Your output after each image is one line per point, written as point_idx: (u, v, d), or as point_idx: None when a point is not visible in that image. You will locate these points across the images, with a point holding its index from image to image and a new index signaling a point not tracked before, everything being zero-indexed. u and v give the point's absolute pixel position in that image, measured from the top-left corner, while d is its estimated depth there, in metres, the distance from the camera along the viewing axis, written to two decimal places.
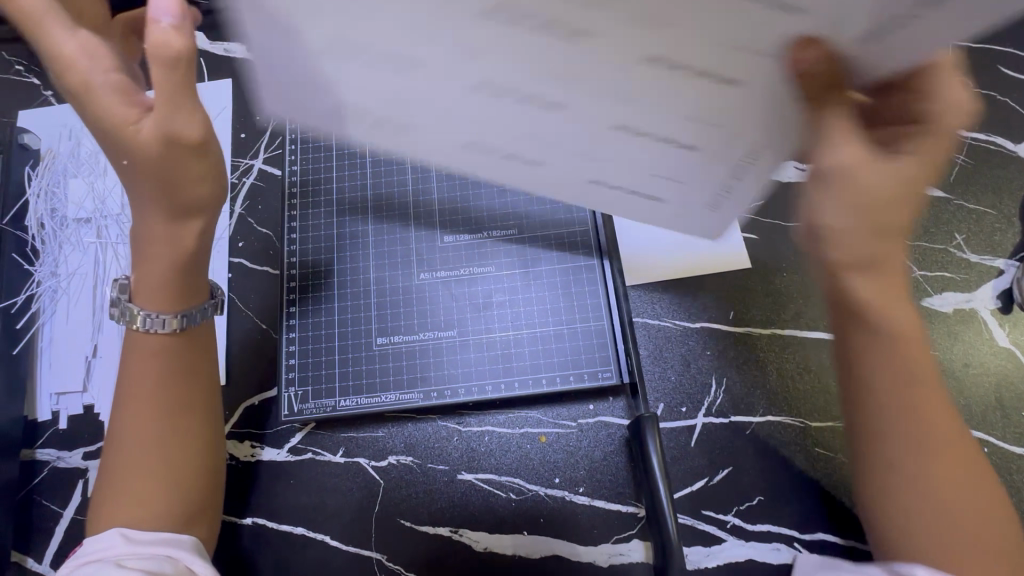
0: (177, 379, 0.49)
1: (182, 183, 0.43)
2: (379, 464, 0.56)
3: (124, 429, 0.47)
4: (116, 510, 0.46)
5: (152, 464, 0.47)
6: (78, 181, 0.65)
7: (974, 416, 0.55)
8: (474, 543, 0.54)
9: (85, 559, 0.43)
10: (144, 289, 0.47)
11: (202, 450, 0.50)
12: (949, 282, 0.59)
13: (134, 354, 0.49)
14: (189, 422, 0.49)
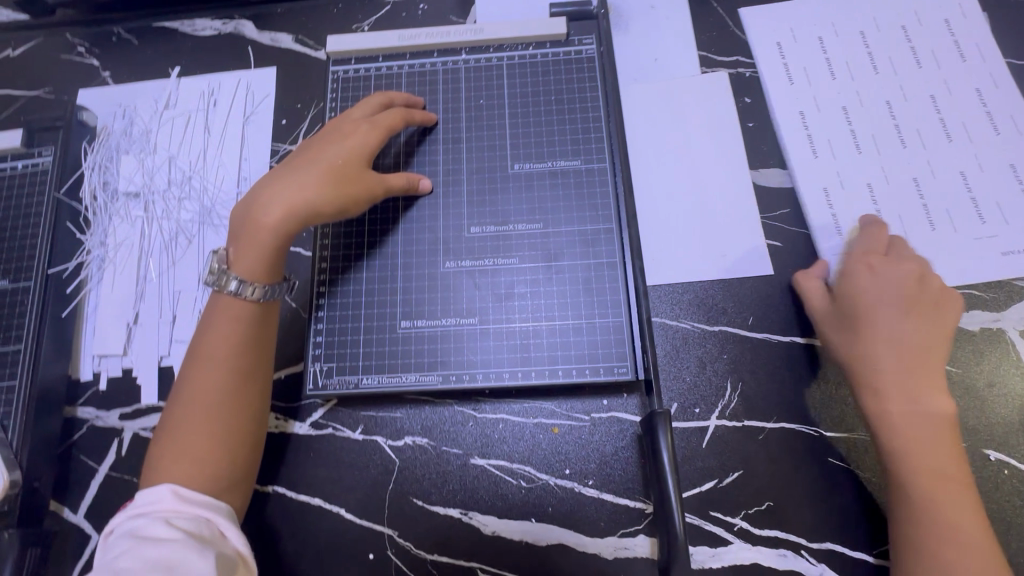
0: (240, 356, 0.52)
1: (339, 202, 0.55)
2: (396, 443, 0.58)
3: (189, 394, 0.51)
4: (166, 468, 0.48)
5: (207, 429, 0.50)
6: (129, 157, 0.68)
7: (996, 437, 0.54)
8: (483, 527, 0.56)
9: (139, 516, 0.46)
10: (242, 247, 0.54)
11: (252, 429, 0.52)
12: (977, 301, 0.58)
13: (210, 327, 0.53)
14: (246, 399, 0.52)
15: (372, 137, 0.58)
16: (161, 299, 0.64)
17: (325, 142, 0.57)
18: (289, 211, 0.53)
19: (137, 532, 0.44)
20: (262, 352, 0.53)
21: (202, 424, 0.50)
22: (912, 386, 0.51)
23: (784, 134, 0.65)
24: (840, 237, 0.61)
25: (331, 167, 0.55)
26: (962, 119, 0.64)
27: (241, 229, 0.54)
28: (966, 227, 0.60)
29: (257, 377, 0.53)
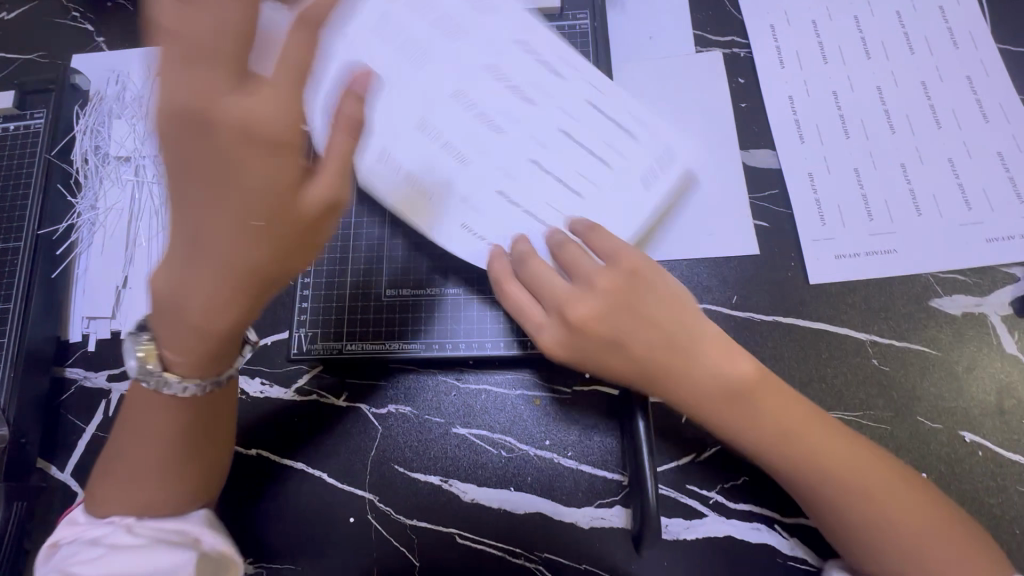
0: (194, 408, 0.46)
1: (289, 261, 0.41)
2: (379, 411, 0.59)
3: (135, 435, 0.46)
4: (115, 499, 0.47)
5: (159, 469, 0.46)
6: (120, 121, 0.68)
7: (972, 419, 0.55)
8: (462, 494, 0.57)
9: (124, 505, 0.47)
10: (165, 333, 0.42)
11: (198, 467, 0.48)
12: (961, 285, 0.59)
13: (148, 387, 0.45)
14: (187, 446, 0.47)
15: (284, 129, 0.37)
16: (151, 264, 0.64)
17: (207, 149, 0.37)
18: (228, 285, 0.40)
19: (123, 525, 0.45)
20: (207, 396, 0.46)
21: (139, 469, 0.46)
22: (665, 352, 0.50)
23: (777, 120, 0.65)
24: (827, 222, 0.61)
25: (247, 200, 0.38)
26: (955, 106, 0.64)
27: (159, 314, 0.42)
28: (953, 212, 0.60)
29: (202, 418, 0.47)
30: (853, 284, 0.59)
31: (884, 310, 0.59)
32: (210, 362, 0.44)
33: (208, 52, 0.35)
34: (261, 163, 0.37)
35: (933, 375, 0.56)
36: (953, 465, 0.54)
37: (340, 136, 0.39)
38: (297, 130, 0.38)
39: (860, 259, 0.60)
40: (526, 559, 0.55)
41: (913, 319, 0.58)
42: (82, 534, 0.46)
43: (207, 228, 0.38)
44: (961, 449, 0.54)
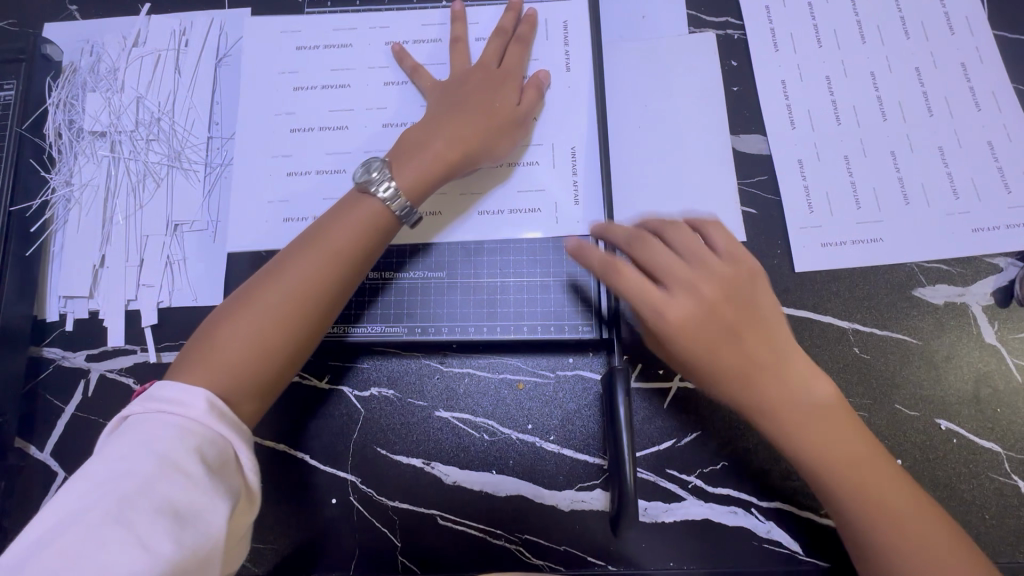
0: (338, 267, 0.51)
1: (492, 147, 0.56)
2: (362, 394, 0.59)
3: (273, 281, 0.50)
4: (226, 341, 0.48)
5: (279, 317, 0.49)
6: (95, 94, 0.66)
7: (948, 408, 0.56)
8: (444, 477, 0.57)
9: (159, 419, 0.43)
10: (404, 162, 0.54)
11: (312, 334, 0.51)
12: (944, 275, 0.59)
13: (327, 228, 0.52)
14: (321, 311, 0.50)
15: (510, 70, 0.58)
16: (129, 242, 0.63)
17: (477, 82, 0.57)
18: (440, 149, 0.54)
19: (153, 443, 0.41)
20: (357, 262, 0.52)
21: (260, 317, 0.48)
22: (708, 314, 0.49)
23: (769, 105, 0.64)
24: (815, 210, 0.61)
25: (462, 110, 0.56)
26: (947, 92, 0.63)
27: (399, 147, 0.55)
28: (940, 202, 0.60)
29: (339, 289, 0.51)
30: (838, 272, 0.59)
31: (866, 298, 0.59)
32: (363, 241, 0.52)
33: (478, 86, 0.57)
34: (498, 97, 0.57)
35: (912, 364, 0.57)
36: (927, 452, 0.55)
37: (511, 64, 0.59)
38: (513, 108, 0.57)
39: (846, 247, 0.59)
40: (507, 540, 0.55)
41: (896, 308, 0.58)
42: (111, 440, 0.43)
43: (456, 114, 0.55)
44: (936, 437, 0.55)
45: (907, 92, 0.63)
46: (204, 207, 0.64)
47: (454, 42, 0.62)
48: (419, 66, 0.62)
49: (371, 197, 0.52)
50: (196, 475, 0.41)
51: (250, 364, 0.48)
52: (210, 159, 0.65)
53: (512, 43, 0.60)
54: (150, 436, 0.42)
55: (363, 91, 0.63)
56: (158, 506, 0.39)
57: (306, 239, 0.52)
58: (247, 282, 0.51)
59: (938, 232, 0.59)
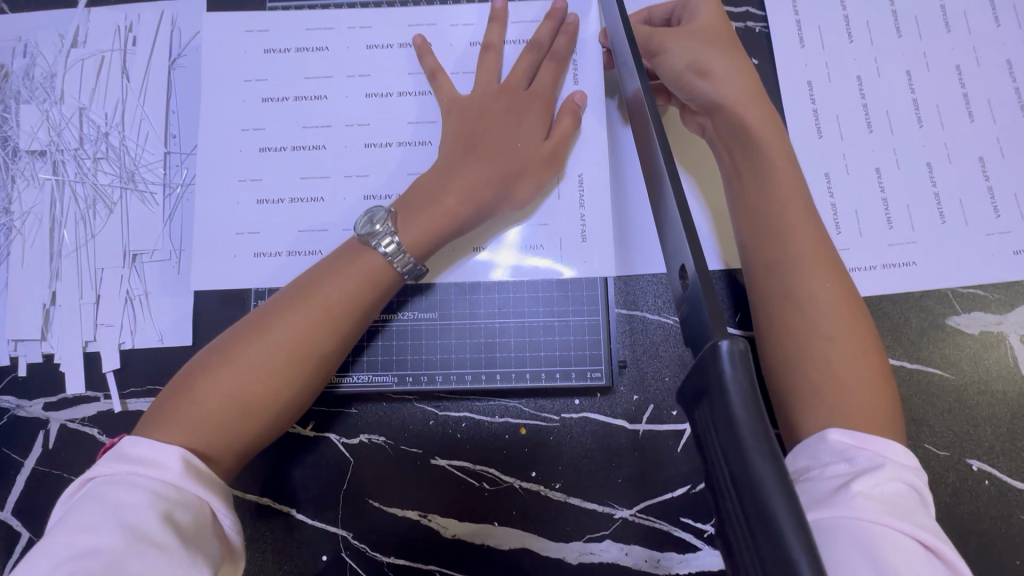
0: (334, 329, 0.46)
1: (514, 190, 0.50)
2: (350, 442, 0.54)
3: (260, 339, 0.45)
4: (199, 402, 0.43)
5: (263, 381, 0.44)
6: (30, 106, 0.58)
7: (980, 446, 0.52)
8: (442, 530, 0.53)
9: (130, 483, 0.39)
10: (411, 215, 0.49)
11: (296, 402, 0.46)
12: (980, 301, 0.54)
13: (326, 277, 0.47)
14: (307, 379, 0.46)
15: (542, 97, 0.52)
16: (82, 276, 0.56)
17: (499, 117, 0.51)
18: (455, 198, 0.49)
19: (123, 512, 0.36)
20: (350, 326, 0.47)
21: (238, 380, 0.44)
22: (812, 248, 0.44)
23: (794, 111, 0.58)
24: (843, 230, 0.55)
25: (482, 144, 0.50)
26: (991, 95, 0.57)
27: (410, 196, 0.50)
28: (980, 221, 0.55)
29: (329, 355, 0.47)
30: (866, 300, 0.54)
31: (898, 328, 0.54)
32: (357, 300, 0.47)
33: (498, 120, 0.51)
34: (524, 134, 0.51)
35: (945, 399, 0.53)
36: (958, 494, 0.51)
37: (543, 83, 0.52)
38: (541, 146, 0.51)
39: (877, 272, 0.54)
40: None
41: (928, 338, 0.54)
42: (72, 509, 0.37)
43: (475, 157, 0.50)
44: (967, 477, 0.52)
45: (948, 95, 0.57)
46: (165, 235, 0.57)
47: (485, 50, 0.54)
48: (439, 68, 0.55)
49: (372, 251, 0.48)
50: (173, 545, 0.36)
51: (223, 434, 0.43)
52: (168, 180, 0.58)
53: (547, 60, 0.53)
54: (119, 505, 0.37)
55: (340, 101, 0.56)
56: None
57: (302, 290, 0.47)
58: (234, 331, 0.47)
59: (976, 254, 0.54)
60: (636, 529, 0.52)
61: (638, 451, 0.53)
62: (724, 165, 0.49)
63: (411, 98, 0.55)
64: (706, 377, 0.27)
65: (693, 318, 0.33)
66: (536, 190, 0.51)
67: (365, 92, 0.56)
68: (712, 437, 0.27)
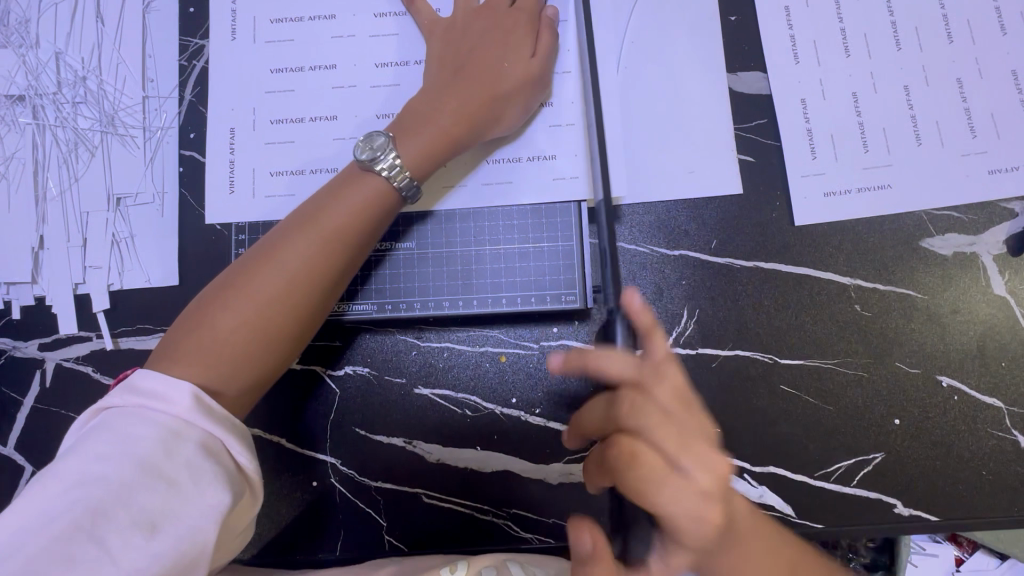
0: (339, 253, 0.48)
1: (502, 110, 0.52)
2: (335, 373, 0.56)
3: (263, 265, 0.46)
4: (211, 333, 0.45)
5: (277, 306, 0.46)
6: (7, 52, 0.58)
7: (951, 364, 0.53)
8: (427, 455, 0.55)
9: (140, 418, 0.39)
10: (411, 133, 0.50)
11: (314, 321, 0.48)
12: (955, 223, 0.54)
13: (324, 205, 0.48)
14: (315, 308, 0.47)
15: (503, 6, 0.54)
16: (68, 220, 0.57)
17: (488, 37, 0.53)
18: (450, 114, 0.51)
19: (132, 444, 0.37)
20: (367, 235, 0.49)
21: (255, 303, 0.45)
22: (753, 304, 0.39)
23: (771, 37, 0.57)
24: (818, 155, 0.55)
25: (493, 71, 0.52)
26: (971, 15, 0.56)
27: (405, 118, 0.51)
28: (956, 141, 0.55)
29: (334, 286, 0.48)
30: (839, 223, 0.55)
31: (872, 254, 0.55)
32: (367, 225, 0.49)
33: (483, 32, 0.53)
34: (510, 55, 0.52)
35: (915, 320, 0.54)
36: (926, 410, 0.53)
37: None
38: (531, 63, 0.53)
39: (852, 195, 0.55)
40: (495, 515, 0.54)
41: (901, 260, 0.54)
42: (95, 455, 0.37)
43: (466, 74, 0.52)
44: (937, 394, 0.53)
45: (928, 16, 0.56)
46: (148, 177, 0.58)
47: None
48: None
49: (374, 174, 0.49)
50: (182, 482, 0.37)
51: (248, 359, 0.45)
52: (148, 123, 0.58)
53: None
54: (126, 437, 0.38)
55: (318, 44, 0.57)
56: (136, 518, 0.36)
57: (304, 217, 0.48)
58: (270, 236, 0.48)
59: (951, 177, 0.54)
60: None
61: None
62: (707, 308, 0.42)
63: (386, 42, 0.57)
64: None
65: None
66: (525, 108, 0.53)
67: (330, 38, 0.57)
68: None
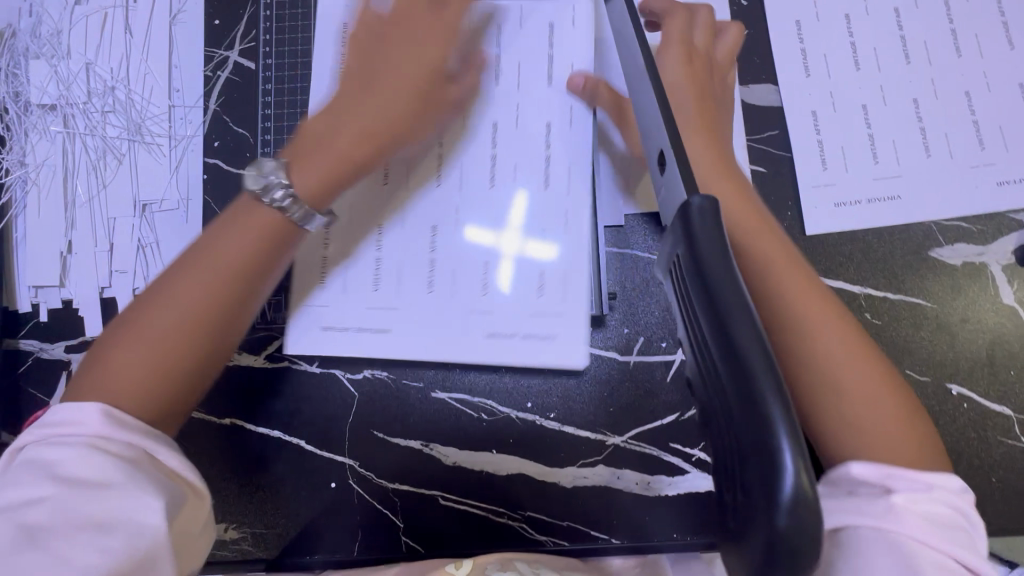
0: (212, 276, 0.44)
1: (432, 137, 0.51)
2: (354, 377, 0.57)
3: (154, 295, 0.44)
4: (120, 365, 0.42)
5: (155, 338, 0.42)
6: (39, 62, 0.60)
7: (960, 371, 0.54)
8: (443, 458, 0.56)
9: (61, 441, 0.38)
10: (315, 155, 0.47)
11: (201, 355, 0.44)
12: (963, 233, 0.55)
13: (217, 231, 0.45)
14: (195, 340, 0.43)
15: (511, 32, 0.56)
16: (96, 226, 0.59)
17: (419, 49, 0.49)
18: (365, 139, 0.48)
19: (52, 466, 0.37)
20: (268, 259, 0.45)
21: (156, 334, 0.42)
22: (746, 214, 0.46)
23: (782, 50, 0.58)
24: (829, 166, 0.56)
25: (442, 95, 0.50)
26: (979, 29, 0.57)
27: (305, 138, 0.48)
28: (965, 153, 0.56)
29: (209, 318, 0.43)
30: (850, 233, 0.56)
31: (882, 263, 0.55)
32: (277, 246, 0.46)
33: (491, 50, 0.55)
34: (438, 76, 0.50)
35: (925, 328, 0.55)
36: (937, 416, 0.53)
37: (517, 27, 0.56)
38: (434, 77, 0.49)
39: (862, 205, 0.56)
40: (510, 517, 0.55)
41: (910, 270, 0.55)
42: (19, 484, 0.37)
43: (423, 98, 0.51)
44: (946, 401, 0.54)
45: (936, 31, 0.57)
46: (173, 185, 0.59)
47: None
48: None
49: (259, 201, 0.45)
50: (114, 482, 0.37)
51: (157, 390, 0.42)
52: (173, 132, 0.60)
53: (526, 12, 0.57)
54: (46, 462, 0.37)
55: None
56: (78, 524, 0.36)
57: (195, 249, 0.45)
58: (171, 265, 0.45)
59: (959, 188, 0.55)
60: (628, 454, 0.55)
61: (630, 381, 0.55)
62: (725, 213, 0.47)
63: None
64: (680, 242, 0.29)
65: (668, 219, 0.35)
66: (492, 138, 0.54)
67: None
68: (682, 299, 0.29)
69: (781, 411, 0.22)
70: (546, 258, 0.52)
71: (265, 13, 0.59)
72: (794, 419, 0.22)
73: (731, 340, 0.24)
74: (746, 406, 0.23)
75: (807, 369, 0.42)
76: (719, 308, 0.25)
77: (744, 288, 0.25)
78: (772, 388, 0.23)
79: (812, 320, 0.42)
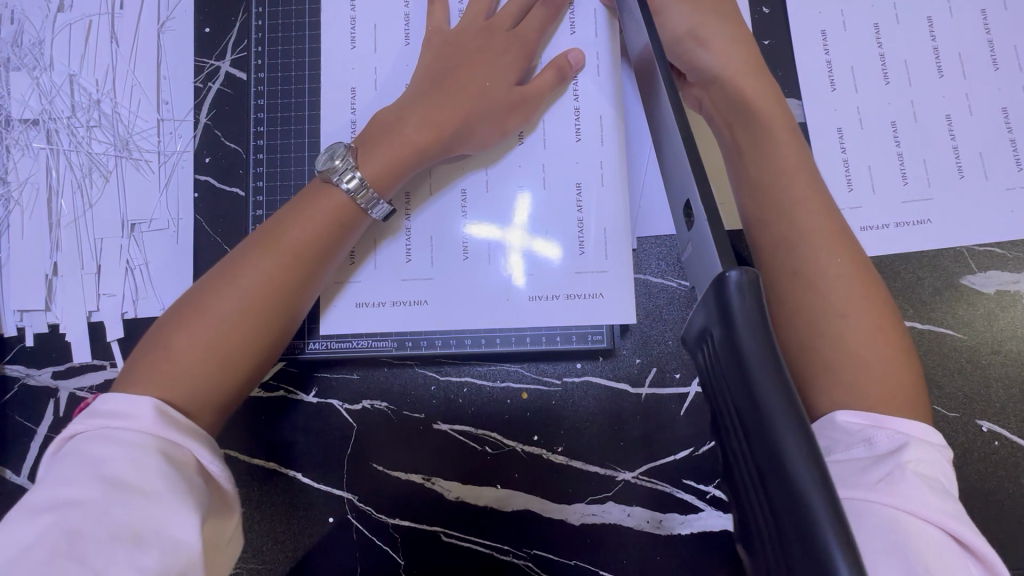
0: (277, 265, 0.44)
1: (476, 131, 0.49)
2: (353, 407, 0.55)
3: (217, 283, 0.43)
4: (176, 355, 0.40)
5: (213, 325, 0.41)
6: (20, 74, 0.57)
7: (992, 407, 0.51)
8: (445, 493, 0.53)
9: (107, 437, 0.36)
10: (372, 148, 0.47)
11: (263, 346, 0.43)
12: (996, 259, 0.52)
13: (284, 220, 0.45)
14: (264, 331, 0.43)
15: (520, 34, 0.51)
16: (82, 247, 0.56)
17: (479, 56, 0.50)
18: (419, 131, 0.47)
19: (99, 463, 0.34)
20: (330, 251, 0.46)
21: (218, 321, 0.41)
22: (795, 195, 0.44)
23: (806, 62, 0.55)
24: (855, 187, 0.53)
25: (474, 93, 0.49)
26: (1018, 40, 0.53)
27: (368, 133, 0.48)
28: (1001, 174, 0.52)
29: (282, 308, 0.44)
30: (876, 259, 0.53)
31: (910, 291, 0.52)
32: (341, 238, 0.46)
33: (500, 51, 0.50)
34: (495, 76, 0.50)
35: (955, 361, 0.52)
36: (966, 454, 0.51)
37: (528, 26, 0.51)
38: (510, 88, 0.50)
39: (890, 229, 0.52)
40: (515, 556, 0.53)
41: (940, 298, 0.52)
42: (61, 482, 0.34)
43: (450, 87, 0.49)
44: (976, 439, 0.51)
45: (972, 42, 0.54)
46: (163, 203, 0.57)
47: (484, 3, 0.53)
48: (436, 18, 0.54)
49: (335, 188, 0.46)
50: (157, 490, 0.34)
51: (212, 381, 0.41)
52: (162, 147, 0.57)
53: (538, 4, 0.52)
54: (92, 458, 0.35)
55: None
56: (116, 534, 0.32)
57: (263, 235, 0.45)
58: (231, 256, 0.45)
59: (995, 211, 0.52)
60: (639, 491, 0.52)
61: (642, 414, 0.53)
62: (727, 151, 0.47)
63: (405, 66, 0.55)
64: (716, 321, 0.27)
65: (700, 269, 0.32)
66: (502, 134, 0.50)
67: None
68: (719, 383, 0.27)
69: (844, 553, 0.20)
70: (551, 258, 0.51)
71: (257, 23, 0.56)
72: (858, 556, 0.20)
73: (782, 456, 0.22)
74: (802, 542, 0.21)
75: (819, 314, 0.41)
76: (761, 409, 0.23)
77: (791, 383, 0.23)
78: (821, 499, 0.21)
79: (828, 264, 0.41)
